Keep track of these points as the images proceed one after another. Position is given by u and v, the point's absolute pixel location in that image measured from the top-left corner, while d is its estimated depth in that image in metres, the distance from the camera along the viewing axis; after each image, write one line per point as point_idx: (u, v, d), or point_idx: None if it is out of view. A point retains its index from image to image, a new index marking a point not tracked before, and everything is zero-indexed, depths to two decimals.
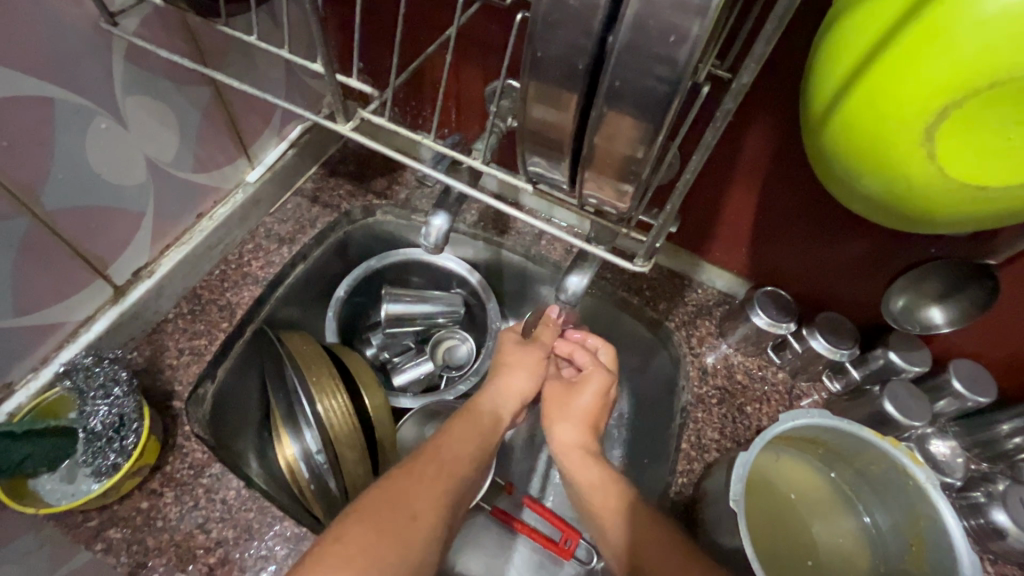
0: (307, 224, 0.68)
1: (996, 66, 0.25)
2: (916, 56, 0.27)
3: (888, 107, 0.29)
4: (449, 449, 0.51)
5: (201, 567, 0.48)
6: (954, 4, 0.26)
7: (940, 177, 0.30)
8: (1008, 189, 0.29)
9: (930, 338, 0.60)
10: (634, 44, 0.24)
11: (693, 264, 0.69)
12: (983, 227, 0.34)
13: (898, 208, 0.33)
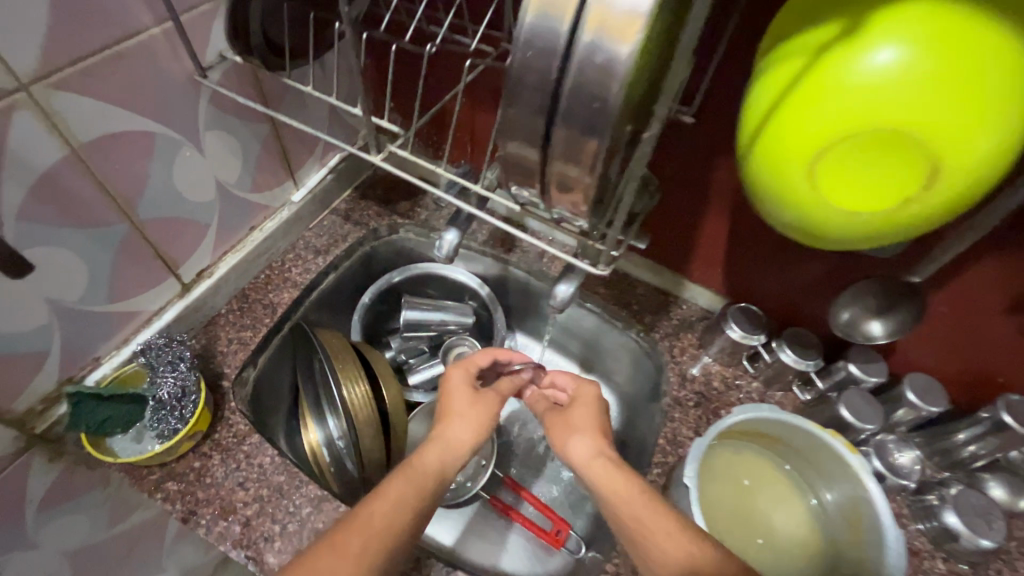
0: (340, 239, 0.80)
1: (844, 124, 0.34)
2: (799, 110, 0.36)
3: (782, 147, 0.37)
4: (378, 517, 0.47)
5: (240, 517, 0.57)
6: (823, 74, 0.35)
7: (825, 202, 0.38)
8: (877, 215, 0.38)
9: (890, 354, 0.66)
10: (575, 99, 0.30)
11: (678, 283, 0.77)
12: (871, 247, 0.42)
13: (801, 227, 0.41)
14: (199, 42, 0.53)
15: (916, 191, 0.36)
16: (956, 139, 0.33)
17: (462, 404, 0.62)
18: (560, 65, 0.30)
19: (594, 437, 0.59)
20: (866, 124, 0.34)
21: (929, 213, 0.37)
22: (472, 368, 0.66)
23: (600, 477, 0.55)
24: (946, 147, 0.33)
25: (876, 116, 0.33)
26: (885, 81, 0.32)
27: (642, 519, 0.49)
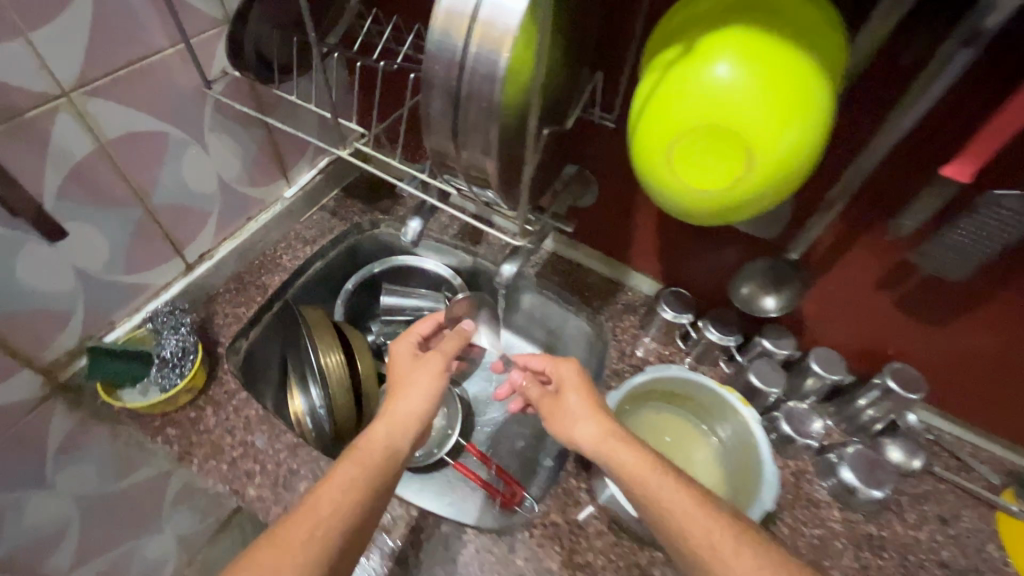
0: (326, 231, 0.91)
1: (686, 122, 0.45)
2: (655, 109, 0.46)
3: (646, 139, 0.47)
4: (328, 496, 0.53)
5: (227, 458, 0.67)
6: (671, 82, 0.45)
7: (681, 183, 0.48)
8: (721, 194, 0.47)
9: (802, 331, 0.75)
10: (473, 100, 0.41)
11: (624, 273, 0.87)
12: (729, 224, 0.51)
13: (669, 206, 0.51)
14: (206, 59, 0.65)
15: (749, 175, 0.45)
16: (764, 133, 0.43)
17: (406, 372, 0.69)
18: (459, 71, 0.40)
19: (600, 420, 0.61)
20: (699, 119, 0.44)
21: (765, 195, 0.47)
22: (412, 338, 0.75)
23: (611, 456, 0.58)
24: (760, 139, 0.43)
25: (706, 114, 0.43)
26: (711, 87, 0.43)
27: (661, 499, 0.53)
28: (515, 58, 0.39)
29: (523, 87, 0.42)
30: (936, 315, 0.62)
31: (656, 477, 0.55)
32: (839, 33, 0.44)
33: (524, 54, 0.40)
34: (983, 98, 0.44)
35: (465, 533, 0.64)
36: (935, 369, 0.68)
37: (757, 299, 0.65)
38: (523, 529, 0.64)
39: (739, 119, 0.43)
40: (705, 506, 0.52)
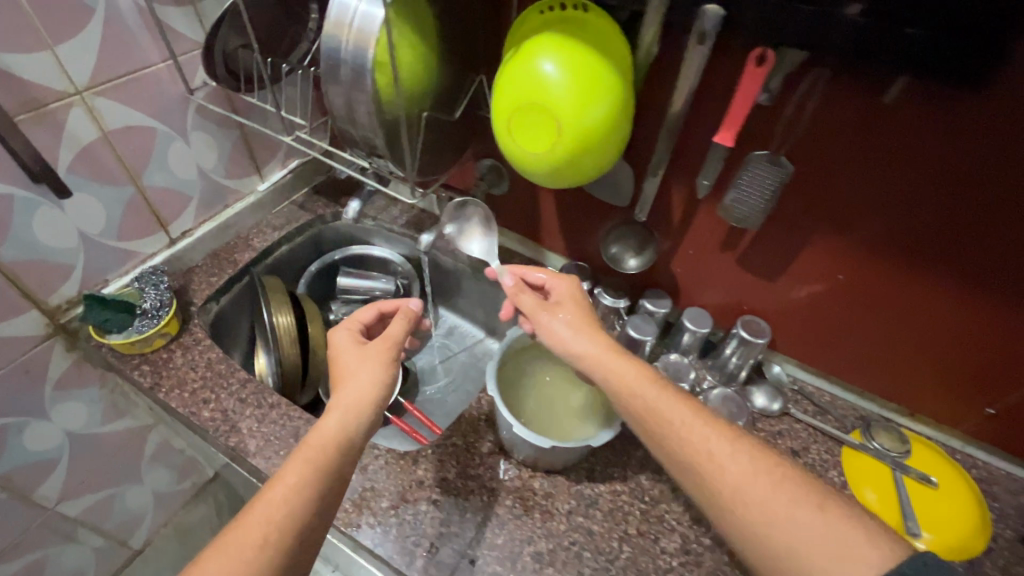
0: (293, 220, 1.08)
1: (518, 100, 0.61)
2: (501, 91, 0.62)
3: (498, 113, 0.63)
4: (279, 496, 0.54)
5: (190, 388, 0.81)
6: (510, 69, 0.61)
7: (522, 148, 0.63)
8: (549, 156, 0.62)
9: (680, 296, 0.88)
10: (353, 85, 0.58)
11: (542, 254, 1.01)
12: (565, 183, 0.67)
13: (521, 168, 0.66)
14: (190, 72, 0.84)
15: (559, 142, 0.61)
16: (568, 108, 0.59)
17: (355, 360, 0.68)
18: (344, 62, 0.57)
19: (600, 337, 0.68)
20: (529, 97, 0.60)
21: (574, 159, 0.62)
22: (354, 327, 0.75)
23: (636, 388, 0.62)
24: (566, 115, 0.59)
25: (532, 94, 0.59)
26: (536, 74, 0.59)
27: (659, 409, 0.60)
28: (379, 55, 0.56)
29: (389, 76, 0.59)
30: (767, 270, 0.76)
31: (644, 386, 0.62)
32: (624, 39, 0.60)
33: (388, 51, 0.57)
34: (728, 82, 0.60)
35: (376, 449, 0.76)
36: (779, 318, 0.81)
37: (625, 257, 0.80)
38: (426, 448, 0.76)
39: (549, 100, 0.59)
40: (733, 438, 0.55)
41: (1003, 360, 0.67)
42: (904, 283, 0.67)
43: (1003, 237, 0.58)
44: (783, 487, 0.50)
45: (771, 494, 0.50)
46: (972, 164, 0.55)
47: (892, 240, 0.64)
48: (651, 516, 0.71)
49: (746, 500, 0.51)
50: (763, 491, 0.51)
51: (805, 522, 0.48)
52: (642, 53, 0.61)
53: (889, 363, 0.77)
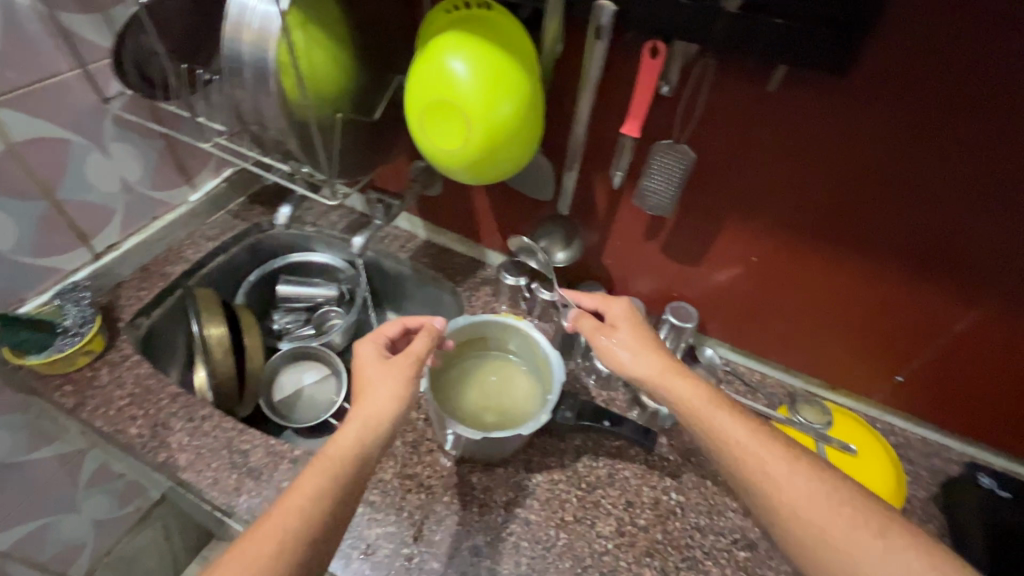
0: (228, 230, 1.06)
1: (427, 98, 0.62)
2: (412, 87, 0.63)
3: (411, 108, 0.64)
4: (295, 505, 0.54)
5: (117, 405, 0.79)
6: (420, 66, 0.62)
7: (435, 145, 0.64)
8: (458, 152, 0.63)
9: (614, 286, 0.90)
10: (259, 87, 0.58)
11: (482, 253, 1.03)
12: (480, 180, 0.68)
13: (436, 164, 0.66)
14: (104, 81, 0.81)
15: (471, 138, 0.62)
16: (471, 103, 0.60)
17: (376, 375, 0.66)
18: (247, 63, 0.58)
19: (660, 356, 0.66)
20: (437, 93, 0.61)
21: (489, 154, 0.63)
22: (379, 339, 0.72)
23: (705, 415, 0.60)
24: (473, 109, 0.60)
25: (439, 90, 0.60)
26: (443, 70, 0.60)
27: (722, 430, 0.58)
28: (281, 56, 0.57)
29: (294, 76, 0.59)
30: (688, 256, 0.79)
31: (714, 410, 0.60)
32: (525, 37, 0.62)
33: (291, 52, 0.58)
34: (627, 75, 0.63)
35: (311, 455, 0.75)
36: (705, 302, 0.84)
37: (553, 251, 0.82)
38: None
39: (457, 97, 0.60)
40: (802, 466, 0.55)
41: (912, 329, 0.71)
42: (818, 261, 0.71)
43: (895, 210, 0.62)
44: (845, 509, 0.52)
45: (833, 518, 0.52)
46: (861, 142, 0.59)
47: (795, 221, 0.68)
48: (587, 502, 0.73)
49: (815, 525, 0.52)
50: (827, 516, 0.52)
51: (870, 546, 0.50)
52: (545, 51, 0.63)
53: (813, 340, 0.80)
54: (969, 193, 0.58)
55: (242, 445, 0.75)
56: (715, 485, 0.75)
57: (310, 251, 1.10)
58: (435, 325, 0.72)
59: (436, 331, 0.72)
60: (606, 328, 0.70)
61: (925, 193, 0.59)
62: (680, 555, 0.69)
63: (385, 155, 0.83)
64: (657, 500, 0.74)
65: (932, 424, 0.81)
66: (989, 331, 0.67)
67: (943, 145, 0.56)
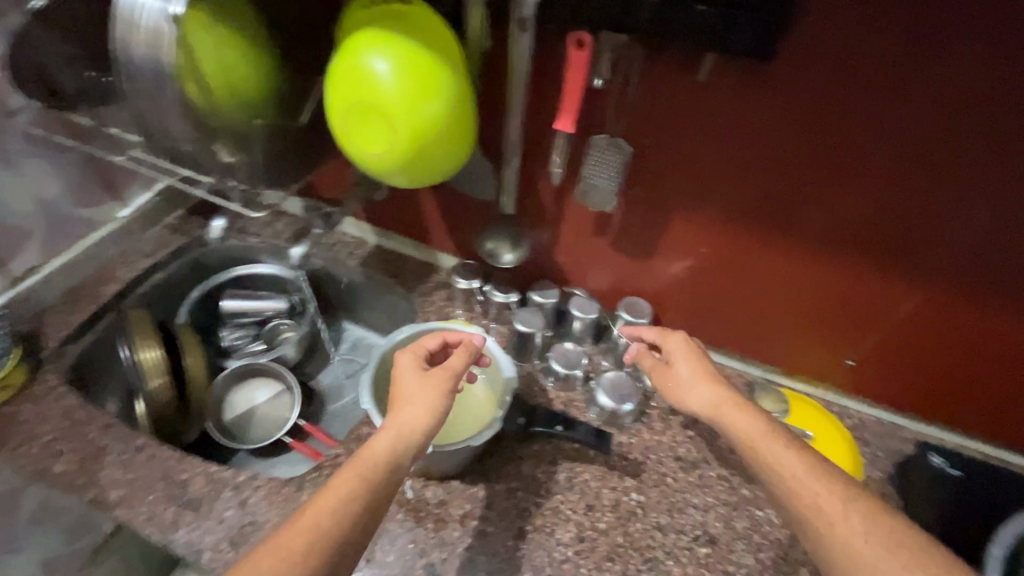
0: (165, 245, 1.00)
1: (348, 98, 0.58)
2: (334, 86, 0.59)
3: (333, 109, 0.60)
4: (328, 508, 0.52)
5: (42, 442, 0.74)
6: (340, 64, 0.58)
7: (361, 149, 0.61)
8: (385, 155, 0.60)
9: (569, 284, 0.88)
10: None
11: (435, 256, 0.99)
12: (414, 183, 0.65)
13: (366, 169, 0.63)
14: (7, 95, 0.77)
15: (396, 140, 0.59)
16: (394, 103, 0.57)
17: (412, 389, 0.63)
18: (142, 68, 0.54)
19: (714, 388, 0.64)
20: (359, 94, 0.58)
21: (418, 156, 0.60)
22: (419, 350, 0.69)
23: (766, 453, 0.57)
24: (396, 110, 0.57)
25: (361, 91, 0.57)
26: (363, 69, 0.57)
27: (775, 462, 0.56)
28: (179, 60, 0.53)
29: (196, 80, 0.56)
30: (639, 250, 0.77)
31: (771, 445, 0.57)
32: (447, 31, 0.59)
33: (190, 55, 0.54)
34: (559, 67, 0.61)
35: (256, 480, 0.71)
36: (659, 295, 0.82)
37: (500, 252, 0.78)
38: (311, 471, 0.72)
39: (378, 97, 0.57)
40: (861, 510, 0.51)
41: (860, 313, 0.72)
42: (767, 249, 0.70)
43: (835, 195, 0.61)
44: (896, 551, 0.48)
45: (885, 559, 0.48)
46: (801, 127, 0.58)
47: (739, 210, 0.67)
48: (546, 509, 0.71)
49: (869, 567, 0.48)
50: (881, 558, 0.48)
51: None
52: (470, 41, 0.60)
53: (768, 329, 0.79)
54: (903, 175, 0.58)
55: (180, 475, 0.71)
56: (675, 481, 0.74)
57: (257, 264, 1.03)
58: (475, 340, 0.69)
59: (474, 345, 0.68)
60: (664, 367, 0.69)
61: (865, 176, 0.59)
62: (641, 557, 0.68)
63: (321, 160, 0.79)
64: (618, 501, 0.72)
65: (885, 406, 0.81)
66: (932, 312, 0.68)
67: (878, 127, 0.55)
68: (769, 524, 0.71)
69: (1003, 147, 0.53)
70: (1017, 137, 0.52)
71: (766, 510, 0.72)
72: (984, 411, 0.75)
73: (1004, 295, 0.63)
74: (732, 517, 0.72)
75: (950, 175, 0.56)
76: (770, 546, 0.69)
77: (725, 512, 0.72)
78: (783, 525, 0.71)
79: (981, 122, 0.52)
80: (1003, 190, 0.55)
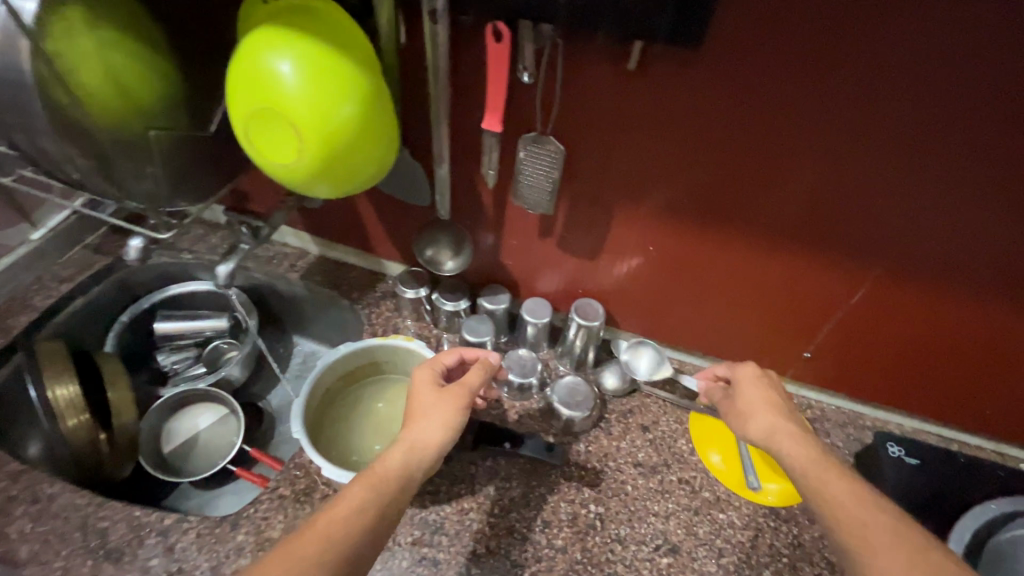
0: (85, 267, 0.92)
1: (247, 103, 0.53)
2: (233, 91, 0.53)
3: (236, 116, 0.54)
4: (338, 518, 0.50)
5: None
6: (237, 66, 0.52)
7: (269, 159, 0.56)
8: (296, 164, 0.55)
9: (520, 287, 0.84)
10: None
11: (380, 264, 0.94)
12: (334, 191, 0.60)
13: (279, 180, 0.58)
14: None
15: (305, 148, 0.54)
16: (296, 108, 0.52)
17: (427, 404, 0.61)
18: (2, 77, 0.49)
19: (769, 413, 0.63)
20: (258, 99, 0.52)
21: (331, 164, 0.56)
22: (436, 366, 0.67)
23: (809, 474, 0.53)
24: (299, 115, 0.52)
25: (260, 96, 0.52)
26: (262, 71, 0.51)
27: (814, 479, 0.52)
28: (40, 70, 0.49)
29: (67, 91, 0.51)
30: (586, 250, 0.74)
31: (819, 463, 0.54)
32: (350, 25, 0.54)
33: (54, 65, 0.49)
34: (479, 64, 0.57)
35: (186, 522, 0.66)
36: (612, 294, 0.79)
37: (442, 259, 0.77)
38: (247, 508, 0.67)
39: (278, 101, 0.51)
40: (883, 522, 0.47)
41: (812, 306, 0.70)
42: (720, 245, 0.67)
43: (781, 186, 0.59)
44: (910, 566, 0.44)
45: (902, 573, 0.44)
46: (744, 118, 0.54)
47: (684, 206, 0.64)
48: (500, 529, 0.68)
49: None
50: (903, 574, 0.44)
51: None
52: (383, 42, 0.55)
53: (728, 325, 0.77)
54: (845, 164, 0.55)
55: (99, 523, 0.65)
56: (635, 489, 0.72)
57: (194, 281, 0.96)
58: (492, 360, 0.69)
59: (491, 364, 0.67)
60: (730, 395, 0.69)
61: (807, 166, 0.57)
62: (600, 573, 0.65)
63: (243, 169, 0.73)
64: (576, 515, 0.69)
65: (850, 395, 0.80)
66: (884, 301, 0.66)
67: (818, 116, 0.52)
68: (731, 527, 0.69)
69: (954, 132, 0.50)
70: (969, 121, 0.49)
71: (727, 513, 0.70)
72: (948, 396, 0.74)
73: (951, 284, 0.62)
74: (693, 523, 0.69)
75: (896, 163, 0.54)
76: (732, 550, 0.67)
77: (686, 518, 0.70)
78: (744, 527, 0.69)
79: (930, 107, 0.49)
80: (952, 177, 0.53)
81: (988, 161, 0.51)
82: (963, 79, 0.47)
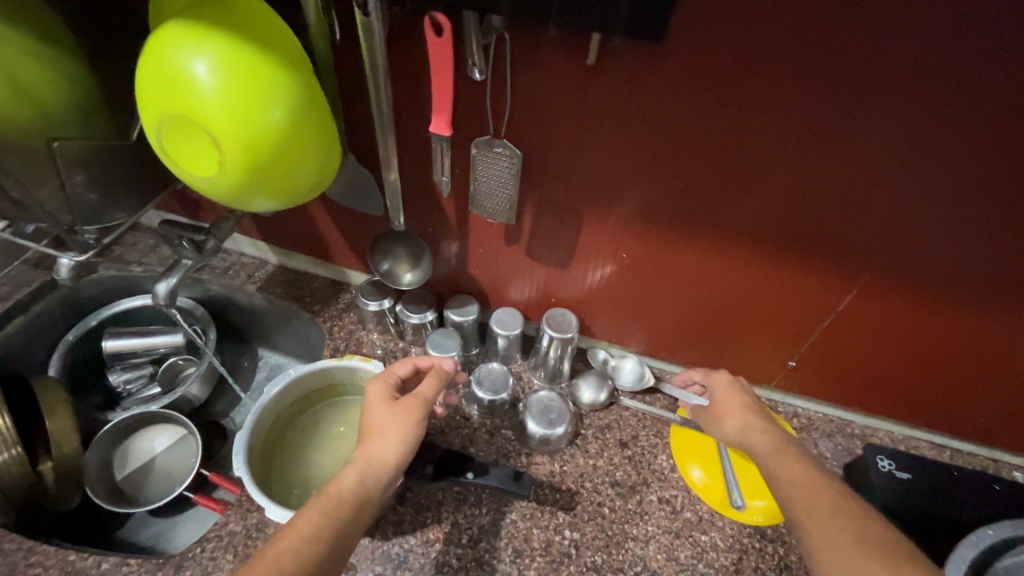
0: (24, 284, 0.86)
1: (159, 109, 0.46)
2: (144, 95, 0.47)
3: (149, 123, 0.48)
4: (288, 552, 0.44)
5: None
6: (145, 67, 0.46)
7: (192, 171, 0.50)
8: (221, 177, 0.49)
9: (489, 297, 0.79)
10: None
11: (343, 273, 0.89)
12: (270, 205, 0.54)
13: (207, 193, 0.52)
14: None
15: (227, 159, 0.47)
16: (212, 114, 0.45)
17: (381, 419, 0.55)
18: None
19: (740, 415, 0.60)
20: (170, 104, 0.46)
21: (260, 175, 0.50)
22: (390, 379, 0.61)
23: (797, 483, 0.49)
24: (216, 122, 0.45)
25: (172, 101, 0.45)
26: (171, 73, 0.45)
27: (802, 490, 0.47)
28: None
29: None
30: (556, 258, 0.69)
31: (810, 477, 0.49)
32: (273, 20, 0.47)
33: None
34: (424, 61, 0.51)
35: (125, 565, 0.61)
36: (585, 302, 0.74)
37: (400, 273, 0.72)
38: (193, 547, 0.62)
39: (193, 106, 0.45)
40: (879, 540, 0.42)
41: (794, 312, 0.65)
42: (698, 252, 0.62)
43: (759, 186, 0.54)
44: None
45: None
46: (718, 113, 0.49)
47: (657, 207, 0.59)
48: (468, 561, 0.63)
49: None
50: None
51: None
52: (313, 35, 0.50)
53: (707, 332, 0.73)
54: (827, 162, 0.50)
55: (29, 570, 0.60)
56: (612, 512, 0.67)
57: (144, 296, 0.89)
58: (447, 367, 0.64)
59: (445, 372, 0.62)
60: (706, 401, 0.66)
61: (787, 164, 0.51)
62: None
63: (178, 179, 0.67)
64: (550, 542, 0.65)
65: (839, 404, 0.76)
66: (873, 306, 0.62)
67: (799, 109, 0.47)
68: (715, 550, 0.65)
69: (949, 130, 0.45)
70: (961, 113, 0.44)
71: (710, 534, 0.66)
72: (938, 401, 0.70)
73: (942, 287, 0.57)
74: (674, 546, 0.65)
75: (883, 158, 0.49)
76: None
77: (667, 541, 0.66)
78: (728, 549, 0.65)
79: (925, 103, 0.44)
80: (946, 174, 0.48)
81: (984, 156, 0.46)
82: (959, 71, 0.42)
